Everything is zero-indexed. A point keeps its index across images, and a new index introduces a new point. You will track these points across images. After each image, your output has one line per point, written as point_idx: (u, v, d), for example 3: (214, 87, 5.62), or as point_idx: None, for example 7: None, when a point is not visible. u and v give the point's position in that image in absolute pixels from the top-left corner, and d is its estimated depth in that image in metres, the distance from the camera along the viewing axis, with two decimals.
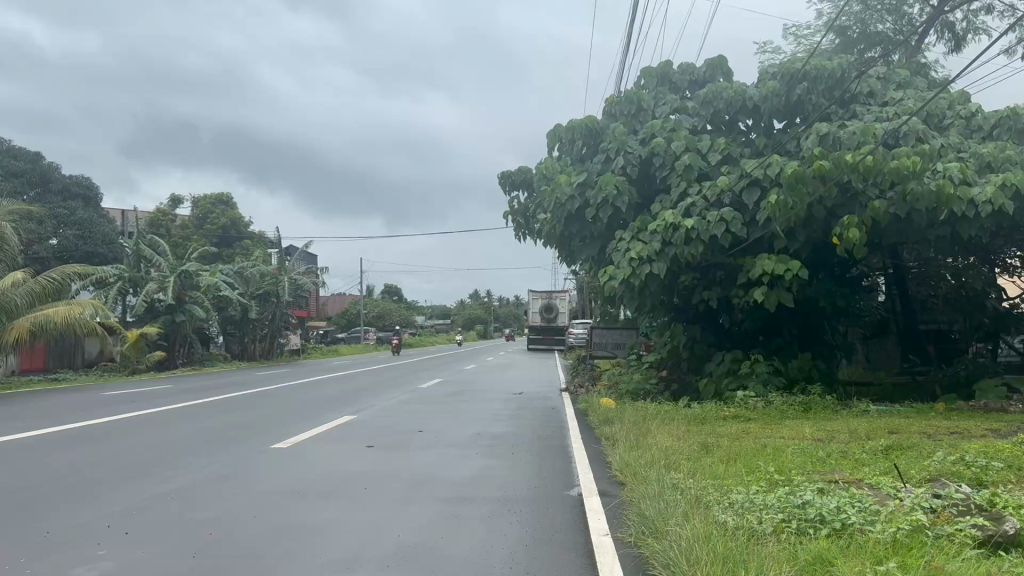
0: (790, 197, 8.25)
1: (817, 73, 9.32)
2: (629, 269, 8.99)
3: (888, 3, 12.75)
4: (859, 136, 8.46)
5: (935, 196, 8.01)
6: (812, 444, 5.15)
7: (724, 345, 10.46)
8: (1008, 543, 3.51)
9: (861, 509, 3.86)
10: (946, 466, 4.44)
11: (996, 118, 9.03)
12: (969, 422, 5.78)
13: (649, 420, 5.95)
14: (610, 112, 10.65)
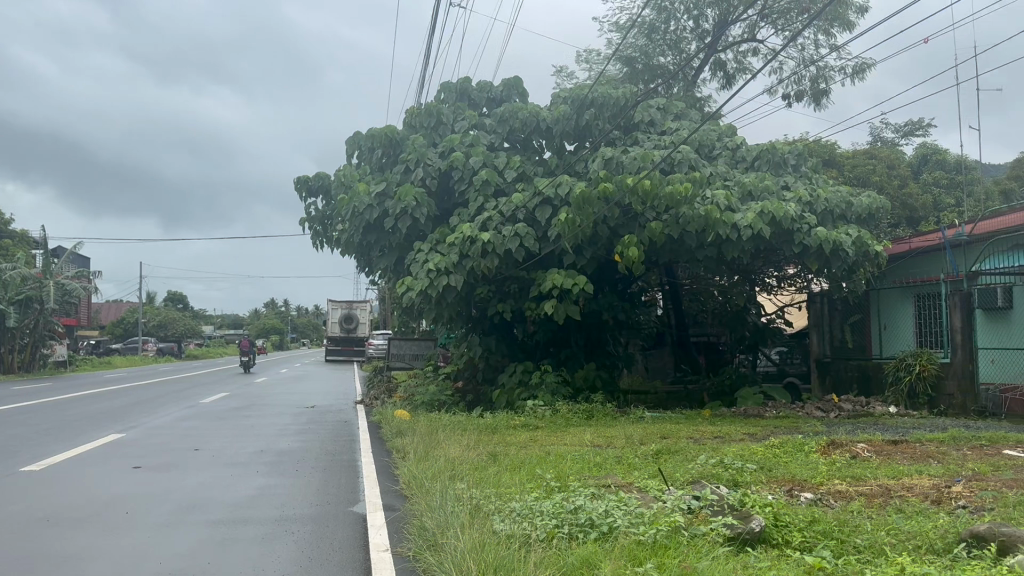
0: (577, 216, 8.68)
1: (603, 100, 9.91)
2: (426, 281, 9.06)
3: (669, 39, 13.83)
4: (639, 161, 9.03)
5: (703, 220, 8.70)
6: (591, 450, 5.39)
7: (517, 356, 10.82)
8: (754, 539, 3.88)
9: (627, 511, 4.08)
10: (707, 468, 4.79)
11: (757, 152, 10.05)
12: (731, 426, 6.32)
13: (436, 430, 6.01)
14: (410, 123, 10.72)
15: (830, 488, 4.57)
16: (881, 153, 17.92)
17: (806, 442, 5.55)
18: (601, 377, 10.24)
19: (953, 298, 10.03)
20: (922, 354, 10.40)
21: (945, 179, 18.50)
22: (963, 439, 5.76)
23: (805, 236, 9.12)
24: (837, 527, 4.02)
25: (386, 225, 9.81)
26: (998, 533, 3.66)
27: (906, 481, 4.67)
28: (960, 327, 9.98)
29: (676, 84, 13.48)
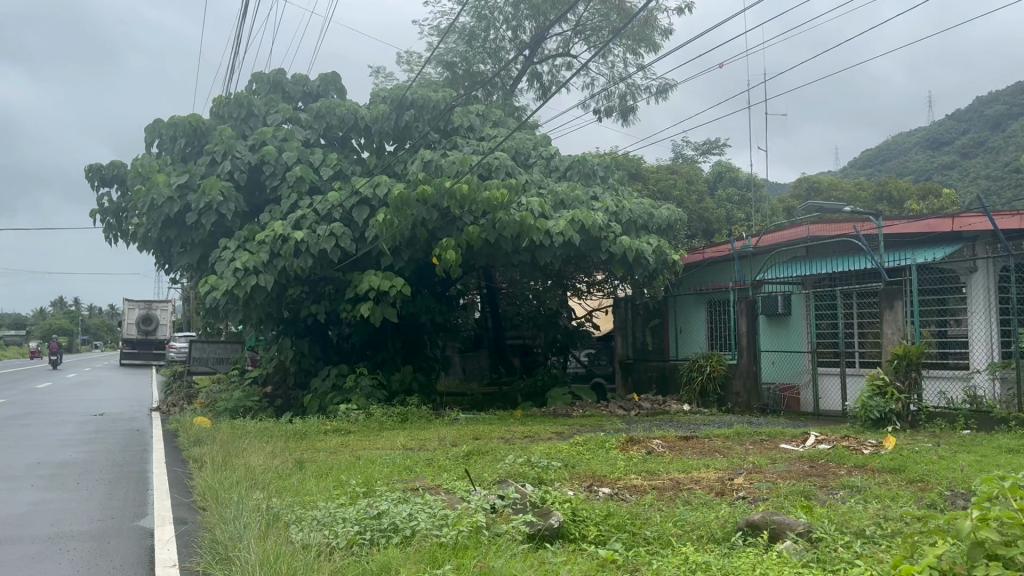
0: (396, 217, 8.79)
1: (422, 103, 9.98)
2: (233, 280, 8.92)
3: (488, 48, 14.36)
4: (457, 164, 9.11)
5: (518, 225, 9.04)
6: (401, 454, 5.39)
7: (331, 359, 10.83)
8: (553, 535, 4.01)
9: (431, 514, 4.09)
10: (514, 467, 4.91)
11: (569, 162, 10.66)
12: (542, 426, 6.52)
13: (239, 437, 5.77)
14: (218, 113, 10.32)
15: (627, 483, 4.83)
16: (681, 170, 19.45)
17: (609, 439, 5.83)
18: (417, 380, 10.38)
19: (741, 306, 11.12)
20: (713, 356, 11.39)
21: (736, 196, 20.34)
22: (746, 434, 6.32)
23: (612, 243, 9.69)
24: (630, 520, 4.24)
25: (188, 221, 9.54)
26: (770, 522, 4.02)
27: (695, 474, 5.02)
28: (746, 332, 11.02)
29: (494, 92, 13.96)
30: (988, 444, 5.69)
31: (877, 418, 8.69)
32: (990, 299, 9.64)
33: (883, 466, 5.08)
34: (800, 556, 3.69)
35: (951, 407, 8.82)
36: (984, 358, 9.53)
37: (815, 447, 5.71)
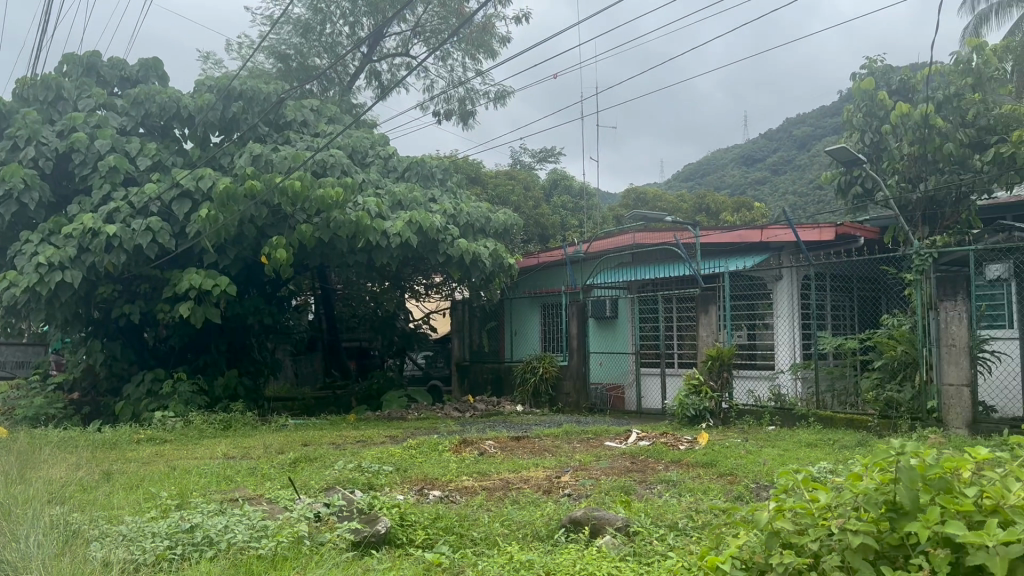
0: (221, 212, 8.83)
1: (253, 94, 9.82)
2: (35, 277, 8.43)
3: (324, 43, 14.80)
4: (289, 161, 9.34)
5: (354, 225, 9.36)
6: (221, 463, 5.22)
7: (146, 362, 10.61)
8: (378, 541, 3.97)
9: (249, 526, 3.92)
10: (343, 473, 4.86)
11: (407, 163, 11.04)
12: (374, 431, 6.54)
13: (36, 449, 5.33)
14: (20, 94, 9.57)
15: (459, 485, 4.88)
16: (520, 176, 20.09)
17: (442, 442, 5.87)
18: (243, 385, 10.64)
19: (572, 309, 11.75)
20: (546, 358, 12.00)
21: (570, 203, 21.41)
22: (572, 433, 6.54)
23: (449, 246, 10.18)
24: (457, 522, 4.27)
25: None
26: (591, 518, 4.17)
27: (524, 474, 5.14)
28: (576, 334, 11.62)
29: (331, 87, 14.51)
30: (788, 439, 6.26)
31: (693, 416, 9.60)
32: (793, 305, 10.85)
33: (697, 462, 5.42)
34: (618, 549, 3.88)
35: (759, 405, 9.78)
36: (787, 358, 10.78)
37: (637, 444, 6.01)
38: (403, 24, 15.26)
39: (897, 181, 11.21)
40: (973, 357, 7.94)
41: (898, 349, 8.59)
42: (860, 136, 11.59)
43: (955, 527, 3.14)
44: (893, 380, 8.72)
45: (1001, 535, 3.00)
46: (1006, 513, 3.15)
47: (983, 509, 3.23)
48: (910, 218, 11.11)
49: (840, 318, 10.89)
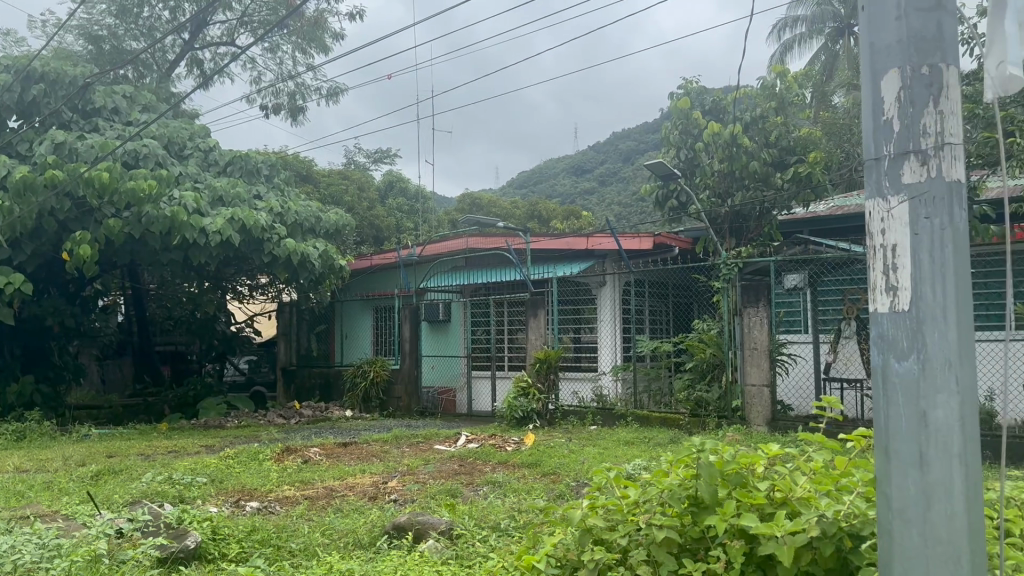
0: (18, 203, 9.63)
1: (57, 79, 10.62)
2: None
3: (141, 28, 15.17)
4: (96, 151, 10.20)
5: (168, 220, 10.33)
6: (13, 478, 4.88)
7: None
8: (187, 557, 3.78)
9: (40, 545, 3.56)
10: (152, 485, 4.66)
11: (223, 160, 12.52)
12: (183, 443, 6.67)
13: None
14: None
15: (279, 495, 4.83)
16: (353, 176, 21.54)
17: (265, 451, 6.08)
18: (39, 394, 11.67)
19: (406, 311, 13.52)
20: (377, 363, 13.71)
21: (406, 206, 23.46)
22: (405, 437, 7.00)
23: (273, 246, 11.52)
24: (275, 534, 4.17)
25: None
26: (415, 523, 4.18)
27: (349, 481, 5.19)
28: (409, 337, 13.39)
29: (147, 72, 15.09)
30: (608, 439, 6.68)
31: (521, 417, 10.63)
32: (615, 312, 12.26)
33: (521, 462, 5.60)
34: (440, 554, 3.90)
35: (582, 405, 10.86)
36: (609, 359, 12.15)
37: (466, 445, 6.37)
38: (229, 13, 15.71)
39: (708, 196, 12.34)
40: (772, 359, 8.91)
41: (707, 352, 9.56)
42: (676, 152, 12.77)
43: (746, 519, 3.37)
44: (703, 380, 9.70)
45: (789, 526, 3.27)
46: (793, 505, 3.45)
47: (773, 500, 3.51)
48: (720, 229, 12.41)
49: (657, 322, 12.54)
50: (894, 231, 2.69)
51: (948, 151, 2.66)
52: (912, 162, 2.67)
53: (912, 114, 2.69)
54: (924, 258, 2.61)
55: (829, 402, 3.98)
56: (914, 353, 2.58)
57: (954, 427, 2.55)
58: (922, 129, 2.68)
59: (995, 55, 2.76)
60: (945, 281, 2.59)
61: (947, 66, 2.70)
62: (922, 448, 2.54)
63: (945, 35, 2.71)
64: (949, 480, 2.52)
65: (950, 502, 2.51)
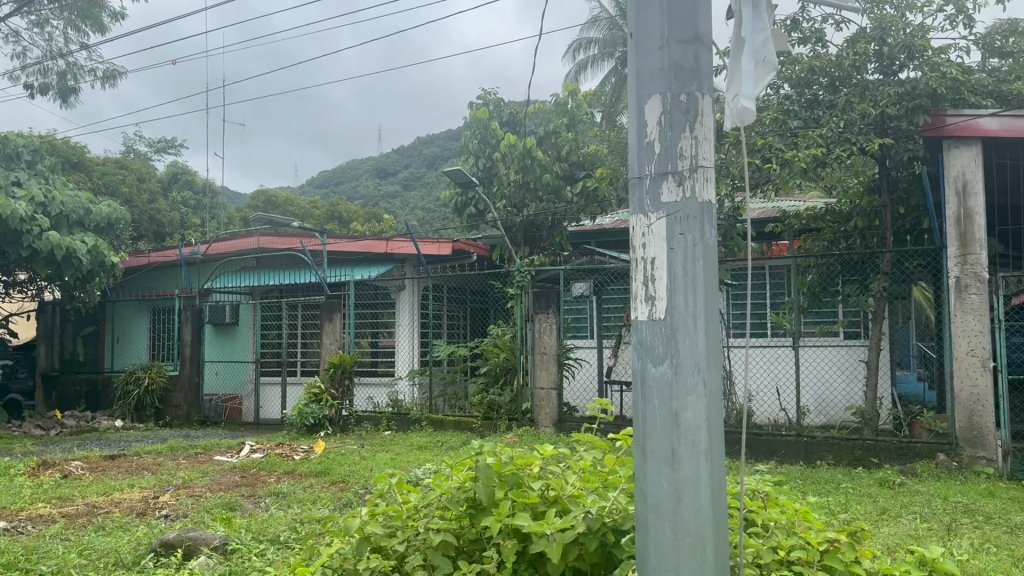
0: None
1: None
2: None
3: None
4: None
5: None
6: None
7: None
8: None
9: None
10: None
11: None
12: None
13: None
14: None
15: (34, 516, 4.73)
16: (131, 167, 21.03)
17: (20, 467, 6.34)
18: None
19: (187, 314, 13.54)
20: (152, 369, 13.73)
21: (191, 200, 23.47)
22: (179, 449, 8.06)
23: (38, 240, 11.87)
24: (23, 556, 3.82)
25: None
26: (186, 539, 3.98)
27: (114, 497, 5.36)
28: (190, 341, 13.48)
29: None
30: (403, 444, 7.90)
31: (312, 424, 11.13)
32: (413, 316, 12.98)
33: (309, 470, 6.54)
34: (212, 570, 3.70)
35: (377, 411, 11.47)
36: (406, 365, 12.83)
37: (249, 456, 7.57)
38: None
39: (506, 205, 13.19)
40: (559, 363, 9.84)
41: (500, 356, 10.45)
42: (474, 161, 13.49)
43: (518, 519, 3.46)
44: (497, 384, 10.59)
45: (558, 523, 3.39)
46: (563, 503, 3.58)
47: (546, 499, 3.62)
48: (515, 238, 12.96)
49: (456, 327, 13.16)
50: (653, 246, 3.00)
51: (700, 173, 2.99)
52: (670, 182, 2.99)
53: (671, 138, 3.01)
54: (678, 271, 2.94)
55: (603, 403, 4.15)
56: (668, 357, 2.90)
57: (701, 426, 2.89)
58: (678, 152, 3.01)
59: (735, 87, 2.93)
60: (695, 292, 2.93)
61: (701, 94, 3.03)
62: (674, 446, 2.86)
63: (700, 67, 3.04)
64: (696, 474, 2.86)
65: (696, 497, 2.85)
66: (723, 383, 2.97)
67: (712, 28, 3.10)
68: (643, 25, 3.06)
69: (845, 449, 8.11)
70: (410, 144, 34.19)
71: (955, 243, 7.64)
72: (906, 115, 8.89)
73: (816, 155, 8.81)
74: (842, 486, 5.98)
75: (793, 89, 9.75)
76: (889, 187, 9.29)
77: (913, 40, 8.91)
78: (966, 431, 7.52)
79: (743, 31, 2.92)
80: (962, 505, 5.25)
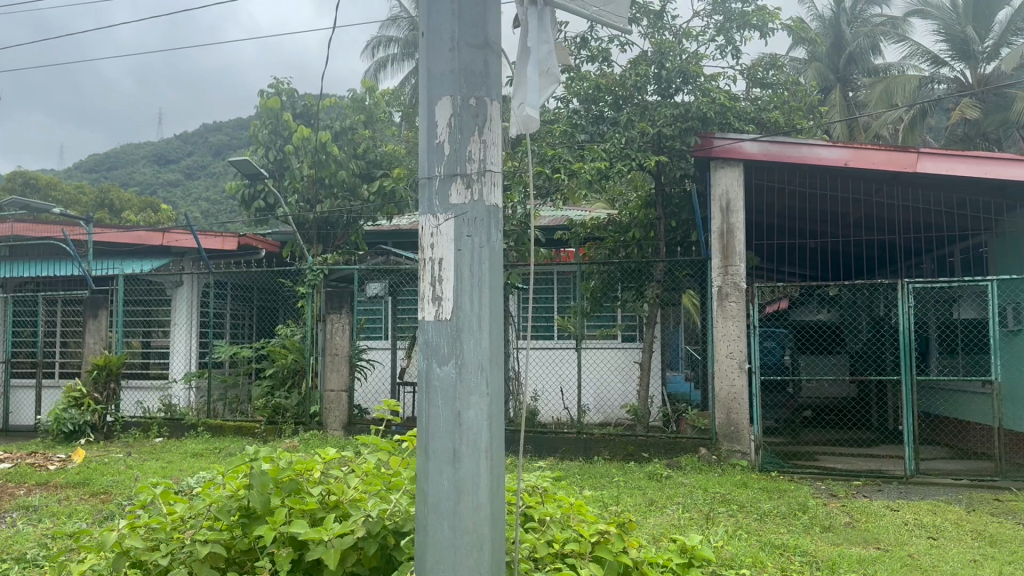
0: None
1: None
2: None
3: None
4: None
5: None
6: None
7: None
8: None
9: None
10: None
11: None
12: None
13: None
14: None
15: None
16: None
17: None
18: None
19: None
20: None
21: None
22: None
23: None
24: None
25: None
26: None
27: None
28: None
29: None
30: (174, 452, 7.45)
31: (71, 431, 10.28)
32: (191, 314, 12.32)
33: (65, 481, 5.98)
34: None
35: (149, 416, 10.72)
36: (181, 366, 12.18)
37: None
38: None
39: (297, 200, 12.76)
40: (350, 365, 9.78)
41: (288, 358, 10.28)
42: (264, 152, 12.85)
43: (294, 527, 3.31)
44: (283, 387, 10.40)
45: (337, 529, 3.28)
46: (343, 508, 3.47)
47: (326, 504, 3.51)
48: (309, 236, 12.62)
49: (239, 326, 12.48)
50: (442, 246, 2.99)
51: (487, 177, 3.03)
52: (457, 184, 3.00)
53: (460, 140, 3.02)
54: (465, 271, 2.96)
55: (391, 403, 3.96)
56: (452, 358, 2.90)
57: (482, 426, 2.92)
58: (467, 155, 3.02)
59: (521, 96, 2.98)
60: (480, 294, 2.96)
61: (489, 99, 3.06)
62: (455, 445, 2.87)
63: (490, 73, 3.08)
64: (476, 474, 2.89)
65: (475, 495, 2.88)
66: (505, 384, 3.03)
67: (501, 36, 3.14)
68: (433, 26, 3.05)
69: (620, 446, 8.71)
70: (193, 132, 33.54)
71: (719, 254, 8.44)
72: (679, 136, 9.74)
73: (600, 168, 9.38)
74: (616, 480, 6.39)
75: (581, 104, 10.34)
76: (664, 201, 10.07)
77: (687, 66, 9.75)
78: (724, 427, 8.34)
79: (528, 41, 2.98)
80: (720, 495, 5.78)
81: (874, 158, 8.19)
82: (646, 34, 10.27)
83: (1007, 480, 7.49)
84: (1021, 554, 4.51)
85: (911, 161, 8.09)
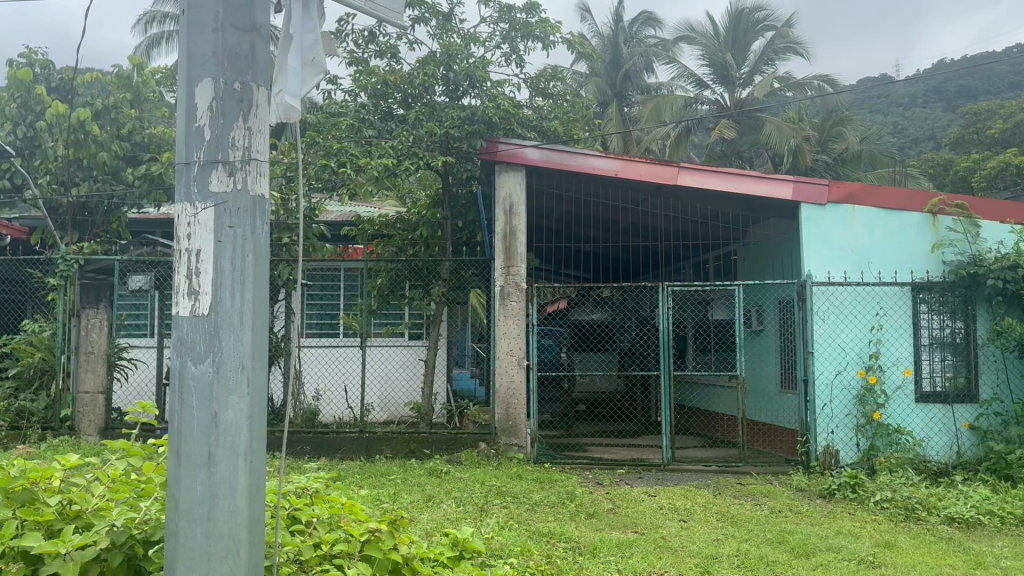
0: None
1: None
2: None
3: None
4: None
5: None
6: None
7: None
8: None
9: None
10: None
11: None
12: None
13: None
14: None
15: None
16: None
17: None
18: None
19: None
20: None
21: None
22: None
23: None
24: None
25: None
26: None
27: None
28: None
29: None
30: None
31: None
32: None
33: None
34: None
35: None
36: None
37: None
38: None
39: (49, 182, 11.58)
40: (109, 364, 9.36)
41: (35, 356, 9.34)
42: (13, 127, 11.55)
43: (26, 540, 3.01)
44: (29, 389, 9.44)
45: (76, 540, 3.01)
46: (86, 518, 3.22)
47: (65, 514, 3.23)
48: (61, 221, 11.70)
49: None
50: (199, 237, 2.81)
51: (253, 166, 2.88)
52: (218, 171, 2.83)
53: (222, 126, 2.85)
54: (226, 264, 2.80)
55: (147, 405, 3.74)
56: (209, 356, 2.74)
57: (242, 427, 2.78)
58: (230, 142, 2.85)
59: (281, 82, 3.10)
60: (243, 288, 2.81)
61: (256, 85, 2.91)
62: (210, 448, 2.72)
63: (257, 57, 2.92)
64: (233, 477, 2.75)
65: (231, 499, 2.75)
66: (268, 383, 2.91)
67: (270, 20, 2.99)
68: (195, 2, 2.85)
69: (402, 443, 8.78)
70: None
71: (502, 256, 8.74)
72: (466, 138, 9.85)
73: (387, 165, 9.33)
74: (394, 479, 6.40)
75: (369, 99, 10.33)
76: (450, 201, 10.30)
77: (474, 70, 9.99)
78: (503, 422, 8.63)
79: (291, 28, 3.11)
80: (496, 488, 5.97)
81: (642, 170, 8.81)
82: (435, 34, 10.41)
83: (748, 466, 8.44)
84: (755, 532, 5.06)
85: (673, 175, 8.80)
